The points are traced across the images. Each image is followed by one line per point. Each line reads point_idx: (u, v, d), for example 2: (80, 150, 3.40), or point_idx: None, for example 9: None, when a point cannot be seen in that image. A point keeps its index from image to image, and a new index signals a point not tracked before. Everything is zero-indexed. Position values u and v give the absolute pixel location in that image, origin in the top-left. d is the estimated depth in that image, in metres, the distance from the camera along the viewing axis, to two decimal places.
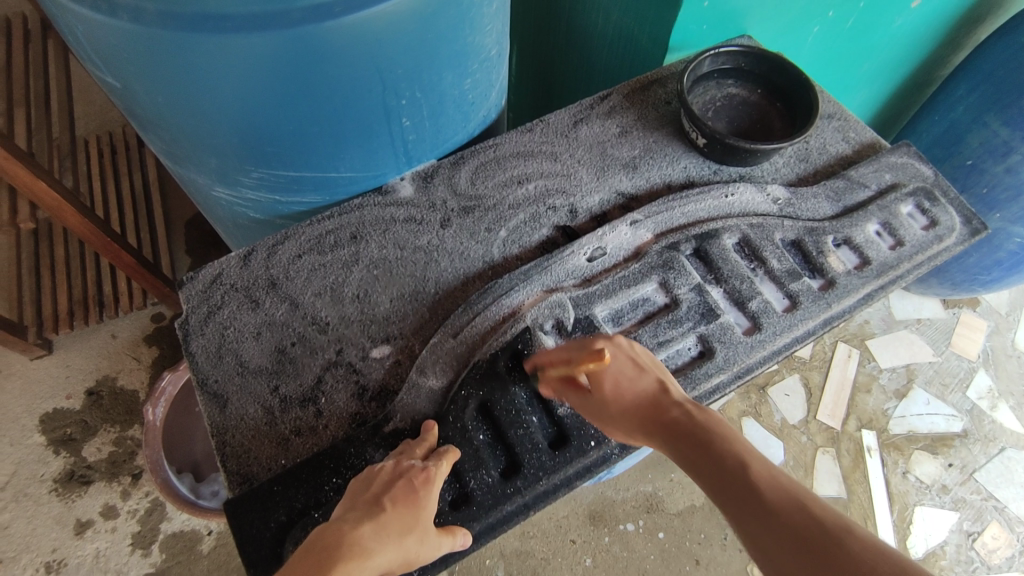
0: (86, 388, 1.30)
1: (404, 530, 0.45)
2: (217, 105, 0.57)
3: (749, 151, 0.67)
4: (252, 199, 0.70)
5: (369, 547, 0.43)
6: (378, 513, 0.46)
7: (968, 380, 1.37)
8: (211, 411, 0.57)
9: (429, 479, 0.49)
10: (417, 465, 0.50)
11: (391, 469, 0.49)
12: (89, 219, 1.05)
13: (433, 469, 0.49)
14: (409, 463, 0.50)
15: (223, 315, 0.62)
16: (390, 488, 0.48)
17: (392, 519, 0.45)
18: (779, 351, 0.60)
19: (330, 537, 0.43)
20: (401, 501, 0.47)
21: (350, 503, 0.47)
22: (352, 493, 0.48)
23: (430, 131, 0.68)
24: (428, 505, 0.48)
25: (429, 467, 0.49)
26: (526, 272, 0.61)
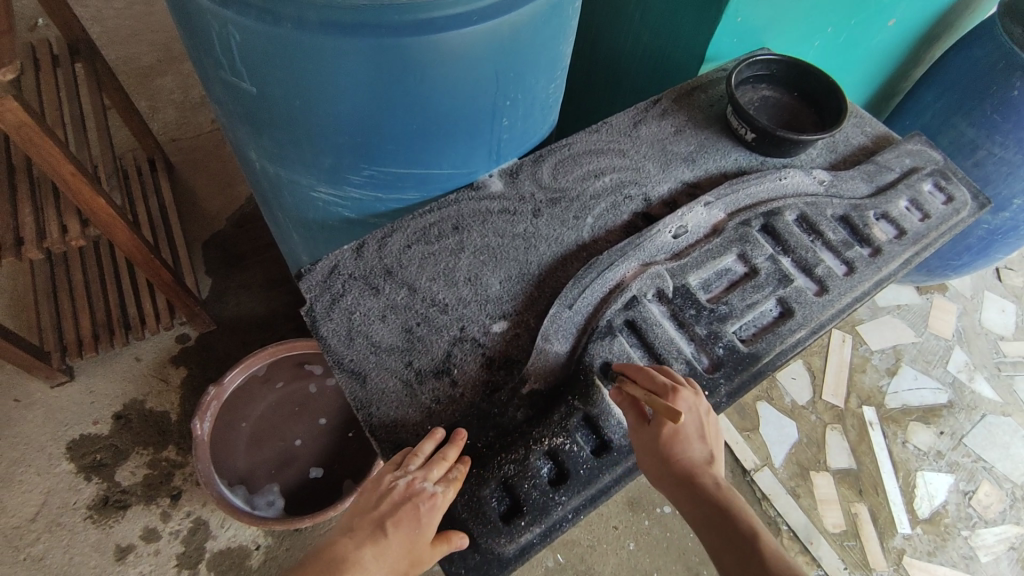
0: (113, 412, 1.28)
1: (396, 560, 0.50)
2: (346, 107, 0.63)
3: (796, 142, 0.78)
4: (354, 197, 0.75)
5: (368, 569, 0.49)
6: (381, 537, 0.50)
7: (947, 356, 1.52)
8: (353, 387, 0.61)
9: (435, 506, 0.52)
10: (428, 489, 0.52)
11: (401, 490, 0.52)
12: (137, 236, 1.07)
13: (440, 497, 0.52)
14: (419, 484, 0.52)
15: (347, 301, 0.66)
16: (396, 512, 0.51)
17: (390, 550, 0.50)
18: (845, 309, 0.70)
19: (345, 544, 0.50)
20: (404, 525, 0.51)
21: (359, 516, 0.52)
22: (363, 507, 0.52)
23: (520, 131, 0.75)
24: (427, 529, 0.51)
25: (437, 495, 0.52)
26: (623, 249, 0.69)
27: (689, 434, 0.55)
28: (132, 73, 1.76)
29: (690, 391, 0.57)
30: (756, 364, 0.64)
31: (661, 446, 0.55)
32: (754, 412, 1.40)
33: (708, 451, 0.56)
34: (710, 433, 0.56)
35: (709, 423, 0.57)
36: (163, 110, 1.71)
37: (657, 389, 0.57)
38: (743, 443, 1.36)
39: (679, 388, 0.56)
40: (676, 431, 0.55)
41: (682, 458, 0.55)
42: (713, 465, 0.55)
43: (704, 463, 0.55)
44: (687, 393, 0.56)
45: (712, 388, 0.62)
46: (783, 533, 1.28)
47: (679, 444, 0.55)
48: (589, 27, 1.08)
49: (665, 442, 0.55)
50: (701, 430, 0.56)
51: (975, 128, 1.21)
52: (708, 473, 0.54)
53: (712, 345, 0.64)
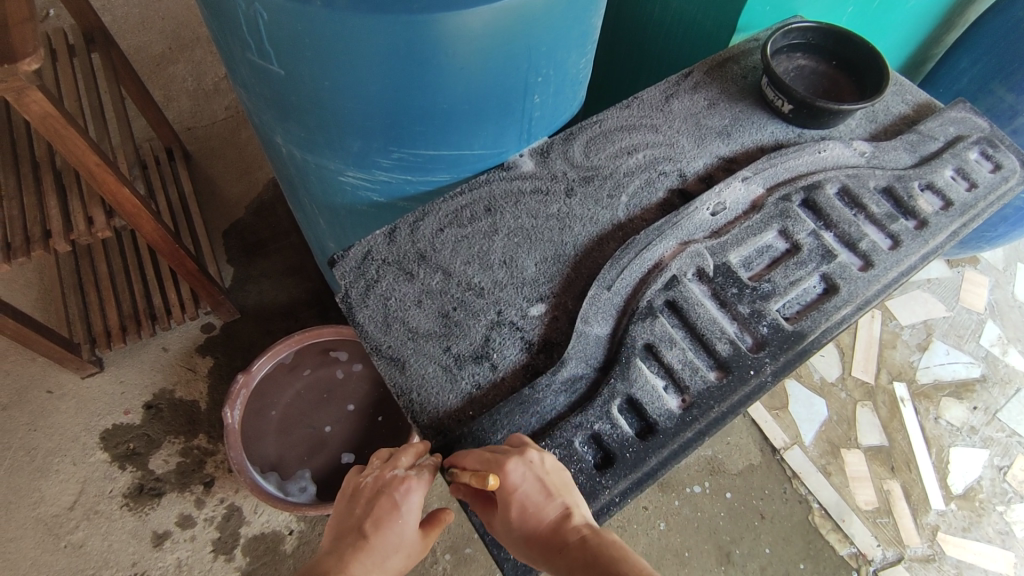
0: (144, 402, 1.29)
1: (388, 553, 0.52)
2: (378, 89, 0.61)
3: (836, 112, 0.75)
4: (383, 181, 0.73)
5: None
6: (365, 541, 0.51)
7: (979, 330, 1.49)
8: (392, 374, 0.61)
9: (410, 488, 0.54)
10: (399, 474, 0.54)
11: (373, 485, 0.54)
12: (162, 225, 1.06)
13: (413, 480, 0.54)
14: (390, 473, 0.55)
15: (383, 287, 0.66)
16: (373, 508, 0.53)
17: (378, 546, 0.51)
18: (892, 284, 0.68)
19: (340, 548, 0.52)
20: (383, 522, 0.52)
21: (339, 528, 0.53)
22: (340, 517, 0.54)
23: (551, 108, 0.73)
24: (410, 514, 0.53)
25: (407, 479, 0.54)
26: (660, 228, 0.68)
27: (535, 504, 0.51)
28: (146, 63, 1.75)
29: (516, 456, 0.51)
30: (802, 342, 0.63)
31: (513, 532, 0.51)
32: (782, 390, 1.38)
33: (562, 505, 0.51)
34: (557, 488, 0.51)
35: (554, 477, 0.52)
36: (178, 99, 1.70)
37: (483, 465, 0.52)
38: (771, 422, 1.35)
39: (508, 459, 0.51)
40: (522, 508, 0.51)
41: (541, 526, 0.51)
42: (570, 516, 0.51)
43: (559, 524, 0.50)
44: (516, 462, 0.51)
45: (759, 367, 0.61)
46: (814, 511, 1.27)
47: (529, 519, 0.51)
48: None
49: (520, 520, 0.51)
50: (545, 488, 0.51)
51: (1014, 94, 1.17)
52: (570, 530, 0.50)
53: (756, 324, 0.63)
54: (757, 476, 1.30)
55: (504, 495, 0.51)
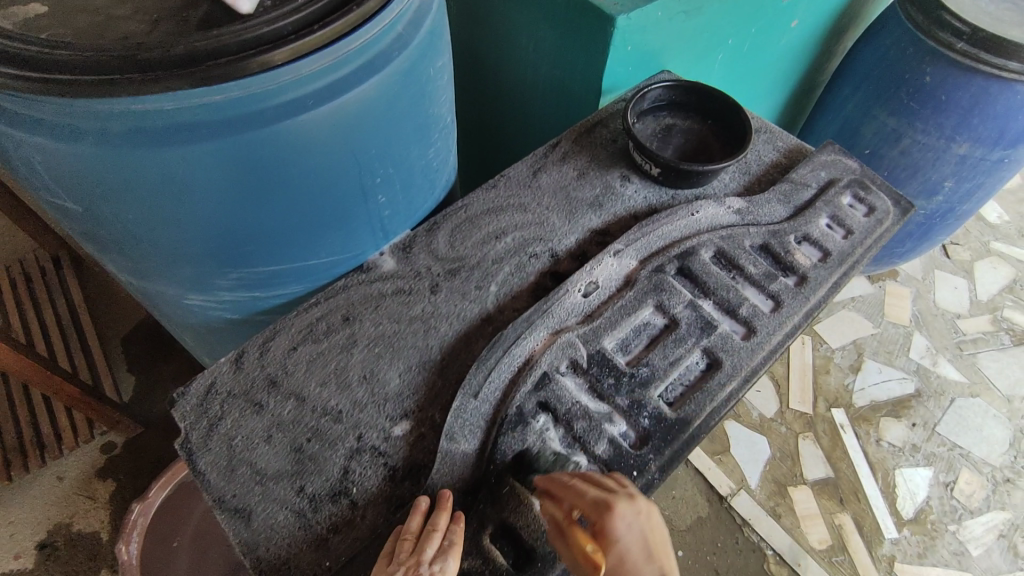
0: (37, 542, 1.17)
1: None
2: (188, 219, 0.55)
3: (702, 173, 0.73)
4: (229, 301, 0.67)
5: None
6: None
7: (908, 343, 1.49)
8: (238, 528, 0.54)
9: None
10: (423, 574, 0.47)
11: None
12: (25, 353, 0.99)
13: None
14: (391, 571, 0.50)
15: (227, 425, 0.59)
16: None
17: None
18: (777, 350, 0.65)
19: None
20: None
21: None
22: None
23: (404, 204, 0.69)
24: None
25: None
26: (529, 319, 0.64)
27: (633, 560, 0.49)
28: None
29: (627, 504, 0.50)
30: (686, 430, 0.59)
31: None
32: (722, 433, 1.35)
33: (660, 567, 0.50)
34: (657, 549, 0.51)
35: (657, 533, 0.51)
36: None
37: None
38: (715, 468, 1.30)
39: (621, 504, 0.49)
40: (617, 560, 0.49)
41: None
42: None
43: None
44: (624, 507, 0.50)
45: (642, 467, 0.56)
46: (769, 559, 1.22)
47: (626, 572, 0.49)
48: (485, 67, 1.01)
49: (605, 574, 0.49)
50: None
51: (895, 118, 1.18)
52: None
53: (636, 415, 0.59)
54: (706, 529, 1.25)
55: (602, 546, 0.49)
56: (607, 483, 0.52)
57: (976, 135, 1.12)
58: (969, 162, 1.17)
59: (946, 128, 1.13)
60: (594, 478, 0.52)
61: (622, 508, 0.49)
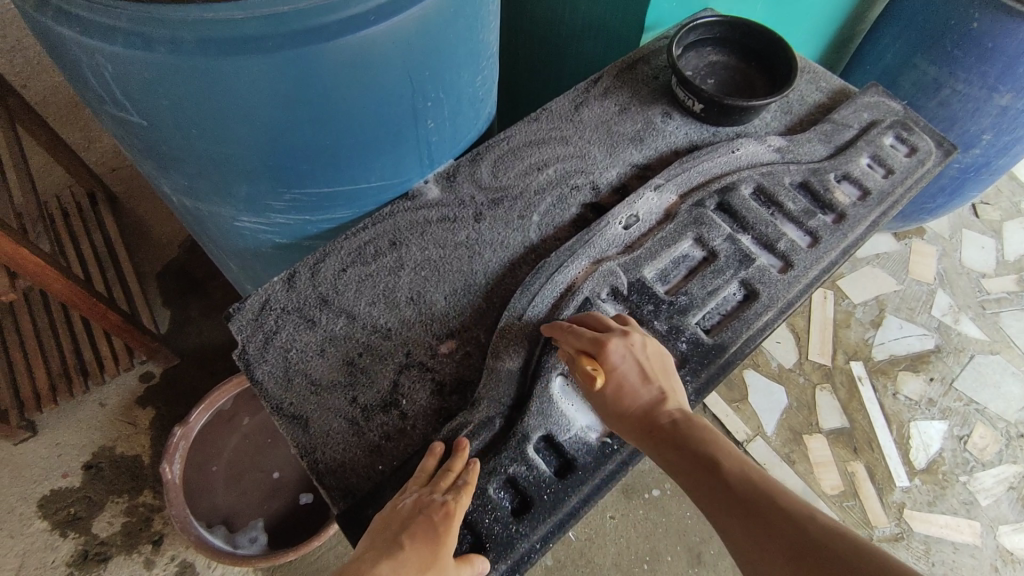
0: (83, 462, 1.23)
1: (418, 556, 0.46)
2: (249, 134, 0.57)
3: (746, 108, 0.73)
4: (280, 223, 0.70)
5: None
6: (397, 549, 0.46)
7: (930, 301, 1.50)
8: (295, 433, 0.57)
9: (448, 515, 0.48)
10: (436, 500, 0.49)
11: (411, 506, 0.48)
12: (73, 280, 1.02)
13: (451, 505, 0.48)
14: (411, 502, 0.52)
15: (282, 338, 0.62)
16: (408, 526, 0.47)
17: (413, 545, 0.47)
18: (814, 284, 0.66)
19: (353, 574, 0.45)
20: (419, 535, 0.46)
21: (372, 538, 0.47)
22: (375, 528, 0.48)
23: (450, 131, 0.70)
24: (446, 543, 0.47)
25: (448, 501, 0.48)
26: (571, 248, 0.65)
27: (631, 386, 0.54)
28: (62, 102, 1.65)
29: (618, 336, 0.55)
30: (723, 355, 0.60)
31: (601, 404, 0.55)
32: (741, 381, 1.38)
33: (657, 390, 0.54)
34: (654, 373, 0.55)
35: (653, 360, 0.55)
36: (98, 139, 1.61)
37: None
38: (732, 414, 1.33)
39: (611, 338, 0.55)
40: (615, 388, 0.54)
41: (635, 407, 0.53)
42: (668, 400, 0.53)
43: (652, 404, 0.53)
44: (618, 342, 0.55)
45: (680, 388, 0.58)
46: None
47: (627, 397, 0.54)
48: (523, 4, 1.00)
49: (611, 397, 0.54)
50: None
51: (936, 67, 1.16)
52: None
53: (674, 340, 0.60)
54: None
55: (600, 370, 0.54)
56: (604, 324, 0.57)
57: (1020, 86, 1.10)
58: (1010, 114, 1.15)
59: (989, 78, 1.11)
60: (596, 322, 0.57)
61: (616, 341, 0.55)
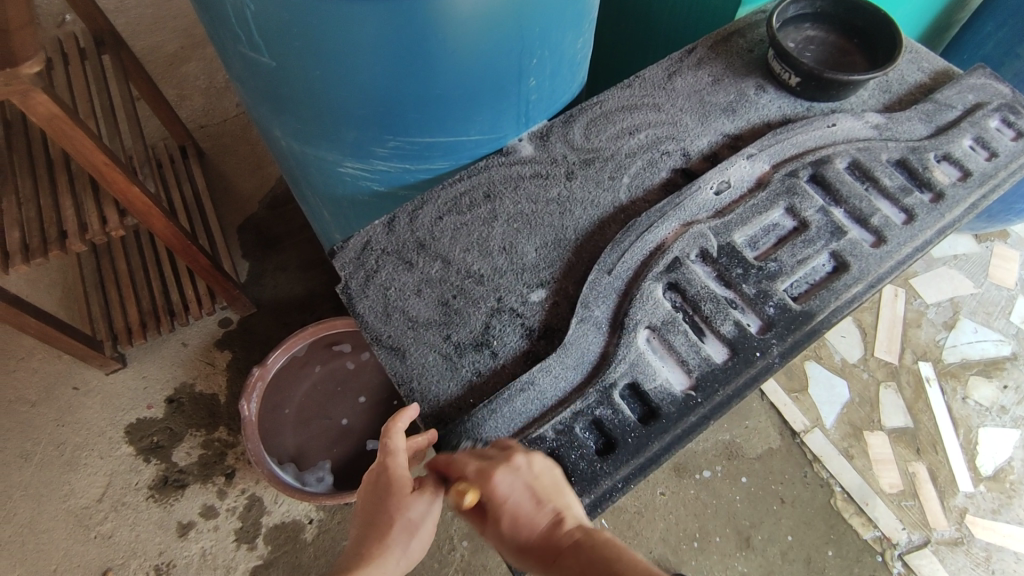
0: (166, 396, 1.32)
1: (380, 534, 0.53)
2: (368, 79, 0.61)
3: (846, 83, 0.72)
4: (381, 170, 0.73)
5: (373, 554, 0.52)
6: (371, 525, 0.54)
7: (1010, 307, 1.44)
8: (393, 363, 0.61)
9: (393, 474, 0.55)
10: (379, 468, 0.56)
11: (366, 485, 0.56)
12: (173, 223, 1.10)
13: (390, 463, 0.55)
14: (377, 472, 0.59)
15: (382, 277, 0.66)
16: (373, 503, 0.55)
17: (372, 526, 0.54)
18: (906, 261, 0.65)
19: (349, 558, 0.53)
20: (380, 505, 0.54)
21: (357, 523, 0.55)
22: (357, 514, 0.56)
23: (548, 91, 0.73)
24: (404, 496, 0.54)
25: (388, 462, 0.56)
26: (662, 209, 0.66)
27: None
28: (159, 61, 1.75)
29: None
30: (810, 323, 0.60)
31: (500, 537, 0.50)
32: (802, 372, 1.36)
33: None
34: None
35: (544, 481, 0.50)
36: (190, 97, 1.70)
37: None
38: (791, 404, 1.32)
39: (497, 468, 0.50)
40: (511, 521, 0.49)
41: None
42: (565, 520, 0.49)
43: None
44: (504, 472, 0.49)
45: (765, 349, 0.59)
46: (836, 495, 1.25)
47: None
48: None
49: (506, 533, 0.49)
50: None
51: None
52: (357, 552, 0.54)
53: (762, 304, 0.61)
54: (776, 460, 1.28)
55: None
56: (486, 453, 0.52)
57: None
58: None
59: None
60: (477, 453, 0.52)
61: (502, 478, 0.49)
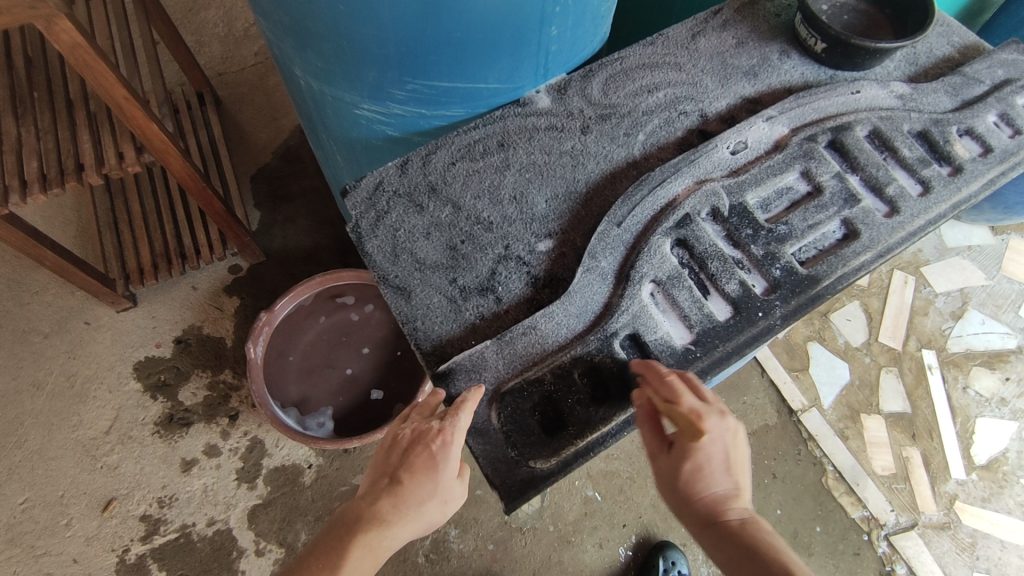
0: (174, 336, 1.34)
1: (422, 499, 0.53)
2: (390, 18, 0.60)
3: (872, 51, 0.71)
4: (398, 114, 0.74)
5: (389, 521, 0.52)
6: (397, 486, 0.53)
7: (1019, 301, 1.43)
8: (398, 302, 0.62)
9: (445, 443, 0.54)
10: (433, 428, 0.54)
11: (409, 436, 0.56)
12: (189, 163, 1.10)
13: (446, 433, 0.53)
14: (427, 426, 0.55)
15: (392, 218, 0.66)
16: (407, 459, 0.55)
17: (412, 489, 0.53)
18: (919, 232, 0.65)
19: (361, 508, 0.54)
20: (418, 468, 0.54)
21: (376, 473, 0.56)
22: (379, 462, 0.56)
23: (569, 42, 0.72)
24: (443, 466, 0.54)
25: (442, 429, 0.54)
26: (676, 165, 0.66)
27: (709, 473, 0.51)
28: (179, 5, 1.73)
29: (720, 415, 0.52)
30: (815, 287, 0.60)
31: (671, 483, 0.52)
32: (804, 352, 1.36)
33: (733, 485, 0.52)
34: (734, 467, 0.52)
35: (733, 452, 0.52)
36: (208, 43, 1.69)
37: None
38: (790, 383, 1.33)
39: (706, 417, 0.51)
40: (696, 469, 0.51)
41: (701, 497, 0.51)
42: (740, 498, 0.52)
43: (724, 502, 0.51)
44: (714, 421, 0.51)
45: (767, 310, 0.59)
46: (828, 474, 1.26)
47: (697, 483, 0.51)
48: None
49: (683, 480, 0.51)
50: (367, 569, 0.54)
51: None
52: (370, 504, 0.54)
53: (768, 266, 0.61)
54: (771, 436, 1.29)
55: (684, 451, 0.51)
56: (703, 393, 0.53)
57: None
58: None
59: None
60: (692, 386, 0.53)
61: (712, 423, 0.51)
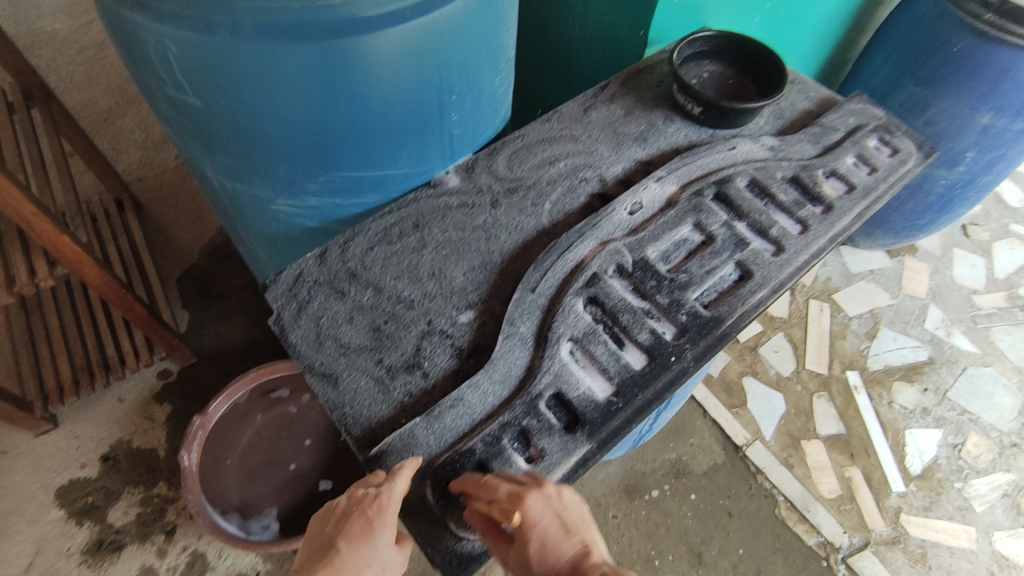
0: (101, 454, 1.27)
1: (361, 566, 0.57)
2: (292, 119, 0.64)
3: (741, 111, 0.80)
4: (314, 205, 0.76)
5: None
6: (334, 555, 0.57)
7: (923, 315, 1.55)
8: (325, 389, 0.62)
9: (382, 506, 0.54)
10: (370, 492, 0.55)
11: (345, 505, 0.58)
12: (107, 271, 1.08)
13: (382, 499, 0.53)
14: (364, 491, 0.56)
15: (314, 307, 0.67)
16: (343, 527, 0.57)
17: (349, 557, 0.56)
18: (805, 267, 0.71)
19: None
20: (354, 537, 0.56)
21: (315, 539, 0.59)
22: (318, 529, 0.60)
23: (471, 125, 0.78)
24: (380, 532, 0.56)
25: (378, 496, 0.54)
26: (581, 229, 0.71)
27: None
28: (93, 117, 1.74)
29: None
30: (720, 327, 0.65)
31: None
32: (741, 388, 1.42)
33: None
34: None
35: None
36: (126, 150, 1.69)
37: None
38: (732, 419, 1.37)
39: None
40: None
41: None
42: None
43: None
44: None
45: (680, 354, 0.63)
46: (780, 504, 1.29)
47: None
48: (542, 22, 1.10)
49: None
50: None
51: (922, 87, 1.22)
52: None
53: (675, 313, 0.65)
54: (722, 474, 1.32)
55: None
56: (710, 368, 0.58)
57: (998, 105, 1.17)
58: (991, 132, 1.21)
59: (971, 97, 1.17)
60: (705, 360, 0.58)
61: None
